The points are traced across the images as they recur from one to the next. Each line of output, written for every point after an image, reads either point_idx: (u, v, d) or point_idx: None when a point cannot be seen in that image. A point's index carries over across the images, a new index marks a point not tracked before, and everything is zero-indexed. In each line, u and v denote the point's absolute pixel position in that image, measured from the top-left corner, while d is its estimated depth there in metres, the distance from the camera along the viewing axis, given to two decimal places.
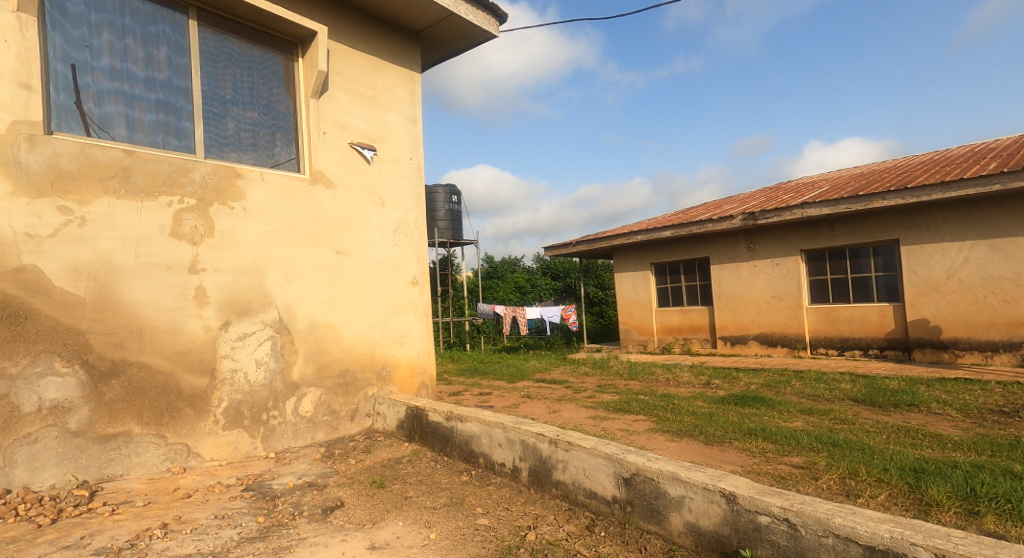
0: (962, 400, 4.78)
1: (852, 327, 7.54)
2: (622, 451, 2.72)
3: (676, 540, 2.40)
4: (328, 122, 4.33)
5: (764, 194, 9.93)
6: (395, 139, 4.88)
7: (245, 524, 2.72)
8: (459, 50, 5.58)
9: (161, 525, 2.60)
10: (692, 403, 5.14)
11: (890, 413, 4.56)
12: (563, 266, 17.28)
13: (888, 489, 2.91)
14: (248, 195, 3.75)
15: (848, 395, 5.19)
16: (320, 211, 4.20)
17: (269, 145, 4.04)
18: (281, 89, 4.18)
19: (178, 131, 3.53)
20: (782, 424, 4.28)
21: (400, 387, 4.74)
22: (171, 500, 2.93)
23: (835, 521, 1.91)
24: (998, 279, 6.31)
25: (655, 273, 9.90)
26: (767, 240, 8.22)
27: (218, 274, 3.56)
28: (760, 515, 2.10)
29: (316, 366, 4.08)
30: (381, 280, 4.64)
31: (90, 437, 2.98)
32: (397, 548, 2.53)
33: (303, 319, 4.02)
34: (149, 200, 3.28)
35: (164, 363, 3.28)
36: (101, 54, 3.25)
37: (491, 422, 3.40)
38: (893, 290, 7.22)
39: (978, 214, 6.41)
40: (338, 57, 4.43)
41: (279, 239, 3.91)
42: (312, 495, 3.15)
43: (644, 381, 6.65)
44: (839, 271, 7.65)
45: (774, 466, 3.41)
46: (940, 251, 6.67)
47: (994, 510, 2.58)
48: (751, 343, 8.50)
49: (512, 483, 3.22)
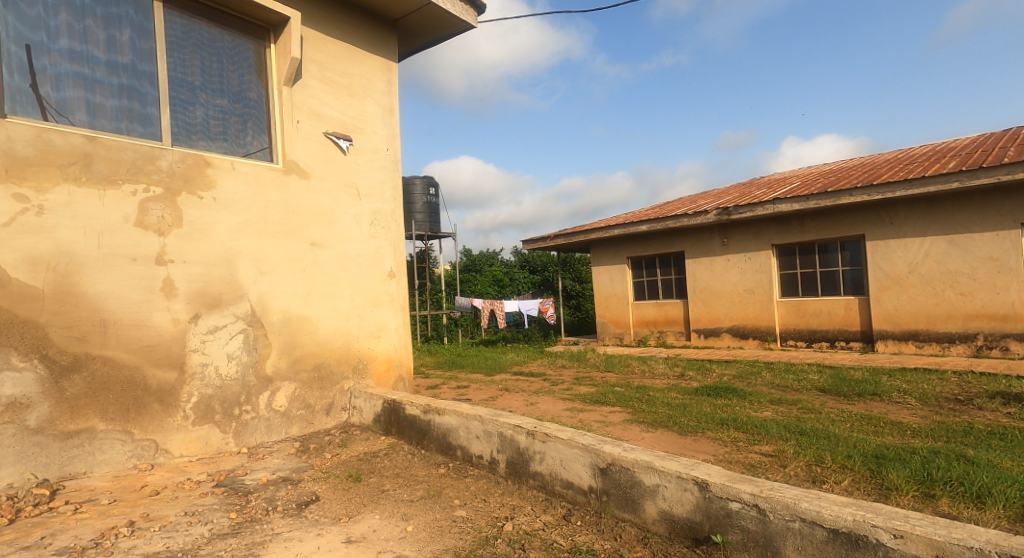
0: (921, 389, 4.99)
1: (820, 320, 7.77)
2: (598, 441, 2.77)
3: (650, 528, 2.45)
4: (302, 110, 4.24)
5: (739, 189, 10.11)
6: (372, 129, 4.81)
7: (217, 520, 2.68)
8: (437, 40, 5.51)
9: (128, 523, 2.53)
10: (667, 395, 5.25)
11: (855, 402, 4.75)
12: (541, 260, 17.41)
13: (852, 474, 3.04)
14: (218, 184, 3.65)
15: (815, 385, 5.37)
16: (294, 201, 4.12)
17: (239, 134, 3.93)
18: (252, 76, 4.06)
19: (143, 118, 3.41)
20: (753, 414, 4.41)
21: (377, 380, 4.71)
22: (138, 497, 2.85)
23: (801, 506, 1.98)
24: (956, 273, 6.59)
25: (632, 266, 10.03)
26: (740, 234, 8.41)
27: (188, 266, 3.46)
28: (731, 501, 2.16)
29: (291, 359, 4.02)
30: (357, 273, 4.59)
31: (50, 434, 2.87)
32: (374, 542, 2.52)
33: (277, 312, 3.95)
34: (113, 188, 3.16)
35: (130, 357, 3.18)
36: (58, 35, 3.10)
37: (470, 415, 3.41)
38: (859, 284, 7.47)
39: (938, 211, 6.66)
40: (312, 44, 4.33)
41: (251, 230, 3.82)
42: (286, 490, 3.11)
43: (621, 373, 6.76)
44: (808, 265, 7.88)
45: (744, 454, 3.52)
46: (902, 246, 6.92)
47: (948, 493, 2.72)
48: (723, 335, 8.70)
49: (490, 476, 3.23)
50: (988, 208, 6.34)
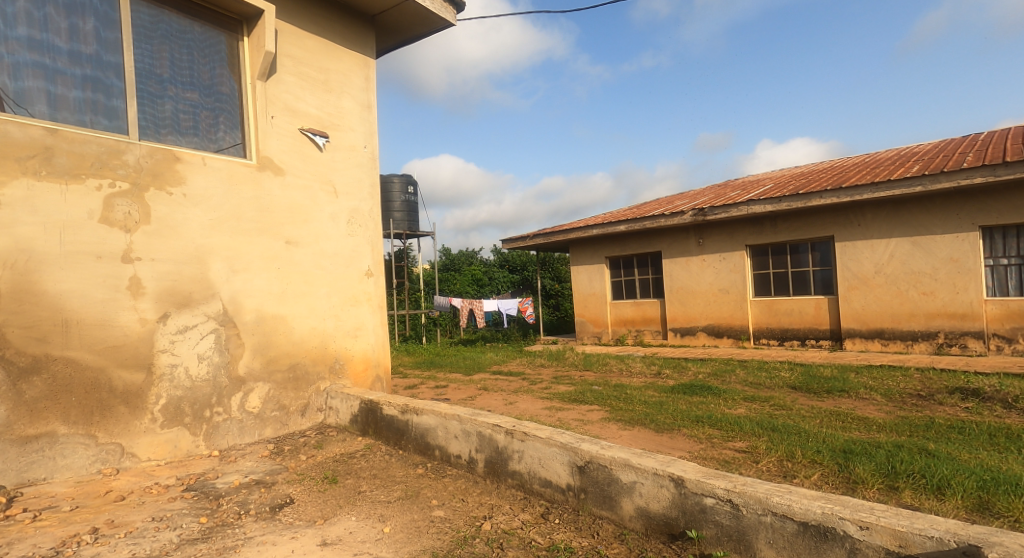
0: (886, 385, 5.16)
1: (791, 319, 7.98)
2: (576, 439, 2.79)
3: (627, 524, 2.49)
4: (276, 106, 4.16)
5: (715, 190, 10.30)
6: (349, 126, 4.74)
7: (186, 526, 2.60)
8: (416, 37, 5.46)
9: (91, 530, 2.45)
10: (644, 393, 5.33)
11: (824, 398, 4.90)
12: (520, 259, 17.43)
13: (820, 469, 3.13)
14: (189, 180, 3.55)
15: (787, 382, 5.52)
16: (269, 198, 4.04)
17: (210, 128, 3.83)
18: (225, 70, 3.96)
19: (108, 111, 3.29)
20: (727, 411, 4.51)
21: (354, 380, 4.65)
22: (102, 503, 2.75)
23: (773, 500, 2.03)
24: (919, 273, 6.84)
25: (610, 266, 10.13)
26: (715, 234, 8.57)
27: (156, 264, 3.36)
28: (705, 497, 2.21)
29: (264, 359, 3.94)
30: (334, 271, 4.52)
31: (8, 438, 2.75)
32: (350, 544, 2.49)
33: (250, 311, 3.86)
34: (75, 182, 3.04)
35: (94, 359, 3.07)
36: (16, 23, 2.96)
37: (448, 414, 3.39)
38: (828, 284, 7.70)
39: (903, 213, 6.90)
40: (288, 38, 4.25)
41: (224, 227, 3.73)
42: (259, 493, 3.05)
43: (599, 372, 6.81)
44: (780, 266, 8.08)
45: (719, 450, 3.59)
46: (869, 247, 7.16)
47: (911, 485, 2.82)
48: (699, 334, 8.86)
49: (469, 475, 3.23)
50: (948, 211, 6.59)
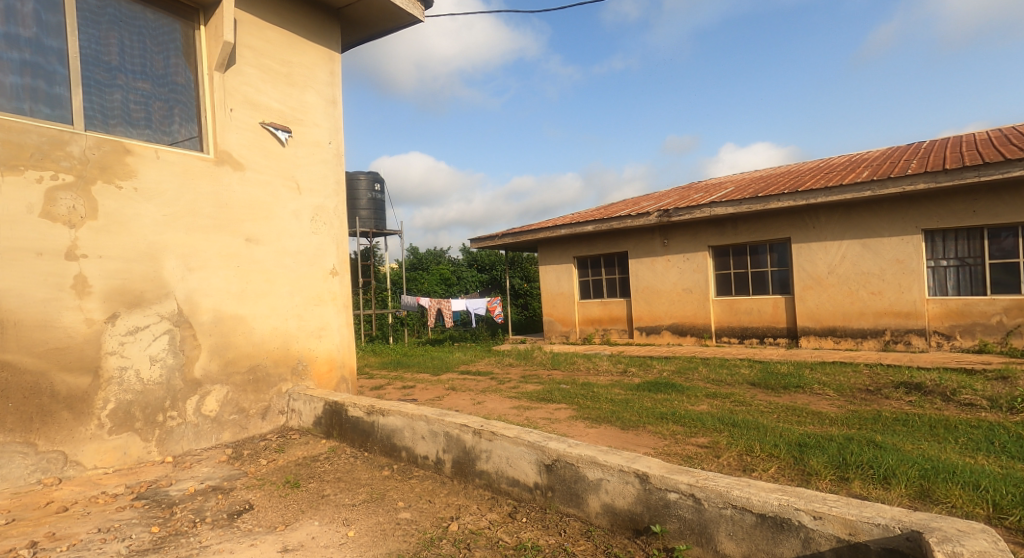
0: (838, 381, 5.40)
1: (750, 317, 8.26)
2: (543, 438, 2.80)
3: (593, 521, 2.51)
4: (236, 99, 4.01)
5: (677, 192, 10.54)
6: (314, 121, 4.63)
7: (136, 536, 2.48)
8: (382, 32, 5.36)
9: (29, 544, 2.30)
10: (610, 391, 5.40)
11: (781, 394, 5.09)
12: (488, 258, 17.41)
13: (778, 462, 3.25)
14: (140, 173, 3.38)
15: (747, 379, 5.70)
16: (227, 194, 3.89)
17: (164, 120, 3.67)
18: (180, 59, 3.79)
19: (50, 99, 3.10)
20: (690, 408, 4.62)
21: (318, 381, 4.54)
22: (42, 515, 2.59)
23: (732, 493, 2.09)
24: (868, 274, 7.20)
25: (578, 266, 10.23)
26: (679, 235, 8.78)
27: (104, 261, 3.18)
28: (669, 492, 2.25)
29: (222, 361, 3.79)
30: (297, 270, 4.40)
31: None
32: (312, 550, 2.42)
33: (207, 311, 3.71)
34: (13, 174, 2.85)
35: (34, 362, 2.88)
36: None
37: (415, 415, 3.35)
38: (785, 284, 8.00)
39: (853, 216, 7.24)
40: (248, 29, 4.11)
41: (178, 223, 3.57)
42: (215, 500, 2.93)
43: (566, 371, 6.86)
44: (740, 266, 8.35)
45: (682, 446, 3.68)
46: (823, 248, 7.48)
47: (860, 475, 2.96)
48: (663, 332, 9.06)
49: (436, 476, 3.20)
50: (894, 215, 6.96)
